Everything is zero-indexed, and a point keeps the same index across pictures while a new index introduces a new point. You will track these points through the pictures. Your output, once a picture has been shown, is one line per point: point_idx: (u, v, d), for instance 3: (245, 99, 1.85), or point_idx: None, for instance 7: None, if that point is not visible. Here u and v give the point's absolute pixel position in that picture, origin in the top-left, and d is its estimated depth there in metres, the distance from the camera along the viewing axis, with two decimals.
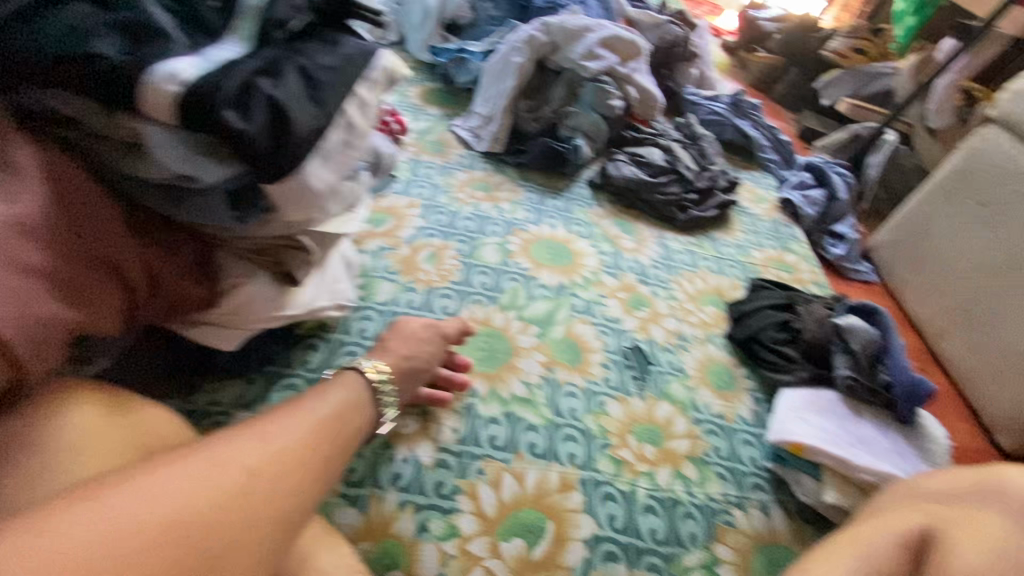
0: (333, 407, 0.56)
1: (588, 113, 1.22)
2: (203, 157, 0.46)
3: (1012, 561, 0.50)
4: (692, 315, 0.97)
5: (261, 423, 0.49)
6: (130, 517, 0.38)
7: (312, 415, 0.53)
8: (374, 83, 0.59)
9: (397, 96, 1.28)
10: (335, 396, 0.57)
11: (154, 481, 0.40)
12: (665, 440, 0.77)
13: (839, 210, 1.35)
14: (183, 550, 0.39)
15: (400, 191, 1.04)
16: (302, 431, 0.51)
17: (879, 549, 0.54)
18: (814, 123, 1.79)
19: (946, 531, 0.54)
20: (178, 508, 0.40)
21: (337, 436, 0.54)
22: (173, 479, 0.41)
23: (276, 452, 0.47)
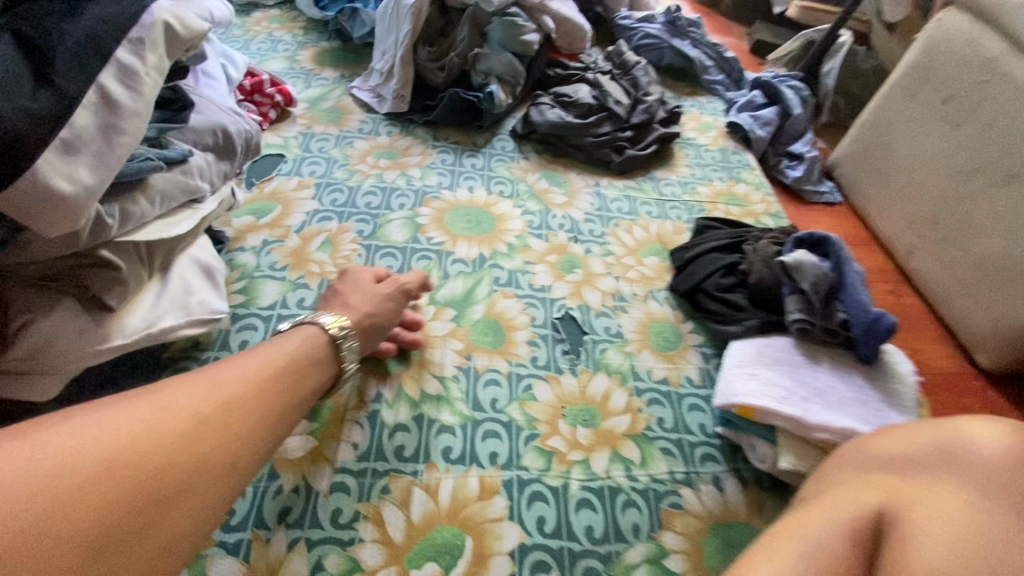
0: (292, 352, 0.53)
1: (500, 52, 1.06)
2: None
3: (983, 542, 0.41)
4: (631, 270, 0.87)
5: (212, 371, 0.47)
6: (72, 455, 0.35)
7: (271, 360, 0.51)
8: (142, 44, 0.45)
9: (286, 63, 1.14)
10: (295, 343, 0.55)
11: (98, 422, 0.38)
12: (602, 421, 0.68)
13: (794, 128, 1.22)
14: (132, 488, 0.36)
15: (288, 173, 0.91)
16: (258, 375, 0.48)
17: (826, 538, 0.45)
18: (766, 35, 1.64)
19: (906, 511, 0.45)
20: (87, 452, 0.35)
21: (291, 382, 0.51)
22: (117, 420, 0.38)
23: (236, 392, 0.46)
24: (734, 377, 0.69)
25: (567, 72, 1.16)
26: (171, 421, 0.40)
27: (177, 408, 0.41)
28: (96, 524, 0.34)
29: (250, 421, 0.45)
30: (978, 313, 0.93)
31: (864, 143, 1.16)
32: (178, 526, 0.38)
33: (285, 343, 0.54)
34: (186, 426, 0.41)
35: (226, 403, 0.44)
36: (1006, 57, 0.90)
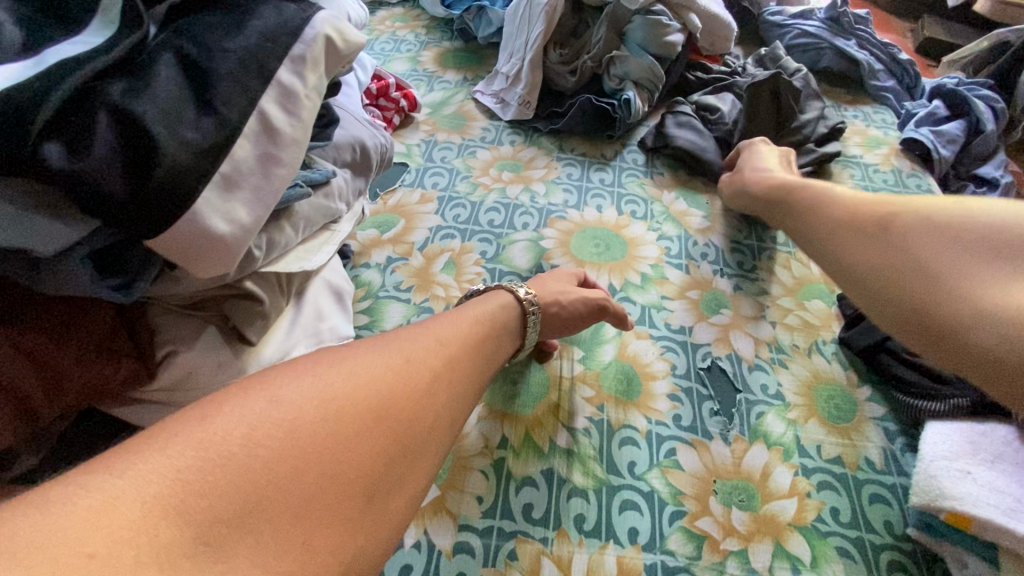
0: (486, 312, 0.56)
1: (640, 54, 0.95)
2: (31, 215, 0.31)
3: None
4: (790, 316, 0.74)
5: (427, 325, 0.50)
6: (339, 394, 0.38)
7: (467, 318, 0.54)
8: (303, 63, 0.40)
9: (409, 65, 1.10)
10: (487, 305, 0.58)
11: (350, 365, 0.41)
12: (761, 504, 0.58)
13: (985, 147, 1.02)
14: (388, 425, 0.39)
15: (411, 184, 0.87)
16: (462, 332, 0.51)
17: None
18: (940, 32, 1.39)
19: None
20: (349, 399, 0.38)
21: (491, 346, 0.53)
22: (365, 363, 0.42)
23: (453, 346, 0.49)
24: (939, 471, 0.55)
25: (709, 77, 1.03)
26: (411, 375, 0.43)
27: (413, 358, 0.44)
28: (369, 468, 0.37)
29: (468, 379, 0.48)
30: None
31: None
32: (422, 476, 0.41)
33: (482, 306, 0.57)
34: (423, 377, 0.43)
35: (450, 361, 0.47)
36: None
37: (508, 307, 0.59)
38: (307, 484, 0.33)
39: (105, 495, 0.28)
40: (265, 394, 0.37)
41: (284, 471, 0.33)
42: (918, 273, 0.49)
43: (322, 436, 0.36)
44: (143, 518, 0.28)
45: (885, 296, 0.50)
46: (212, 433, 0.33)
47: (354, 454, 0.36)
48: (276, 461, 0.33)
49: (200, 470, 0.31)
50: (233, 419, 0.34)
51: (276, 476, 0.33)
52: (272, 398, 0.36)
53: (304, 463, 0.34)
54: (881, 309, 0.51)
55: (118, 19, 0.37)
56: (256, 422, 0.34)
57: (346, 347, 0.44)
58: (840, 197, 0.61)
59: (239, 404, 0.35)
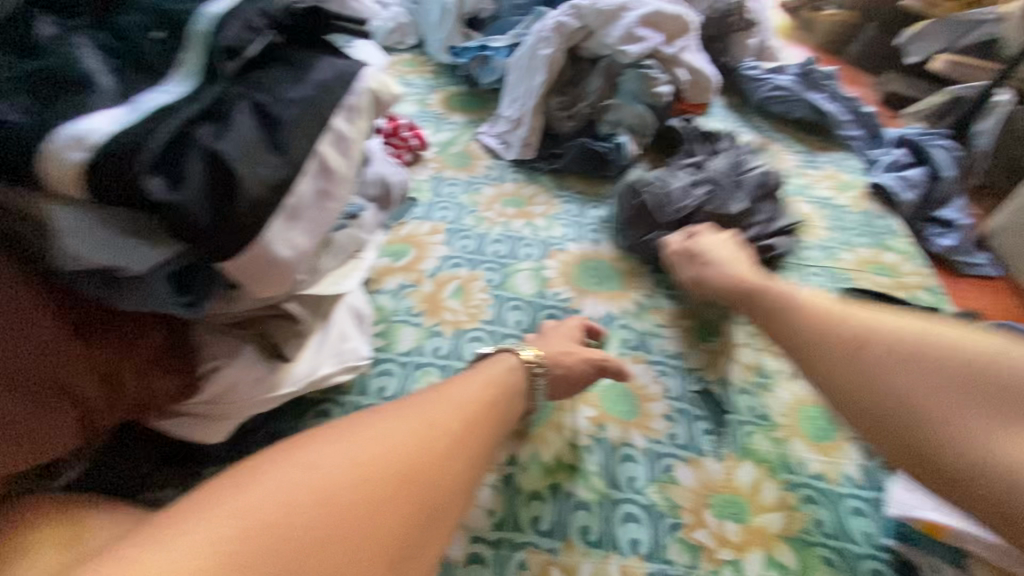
0: (497, 377, 0.60)
1: (632, 103, 1.04)
2: (129, 239, 0.36)
3: None
4: (773, 343, 0.80)
5: (447, 389, 0.55)
6: (364, 462, 0.45)
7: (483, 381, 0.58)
8: (356, 117, 0.48)
9: (417, 106, 1.19)
10: (499, 369, 0.61)
11: (371, 433, 0.47)
12: (752, 517, 0.62)
13: (944, 191, 1.12)
14: (404, 494, 0.45)
15: (421, 216, 0.93)
16: (476, 397, 0.55)
17: None
18: (902, 86, 1.52)
19: None
20: (370, 466, 0.45)
21: (500, 411, 0.56)
22: (383, 433, 0.47)
23: (468, 414, 0.53)
24: (913, 483, 0.61)
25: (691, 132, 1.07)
26: (424, 449, 0.48)
27: (430, 426, 0.50)
28: (380, 548, 0.42)
29: (481, 447, 0.52)
30: None
31: None
32: (429, 544, 0.46)
33: (493, 370, 0.61)
34: (438, 446, 0.49)
35: (462, 429, 0.51)
36: None
37: (514, 371, 0.63)
38: (343, 540, 0.41)
39: (182, 547, 0.36)
40: (302, 459, 0.44)
41: (308, 546, 0.39)
42: (912, 410, 0.52)
43: (343, 507, 0.42)
44: (202, 566, 0.35)
45: (891, 442, 0.53)
46: (254, 503, 0.40)
47: (366, 532, 0.42)
48: (310, 523, 0.40)
49: (243, 534, 0.38)
50: (277, 483, 0.42)
51: (304, 550, 0.39)
52: (303, 474, 0.42)
53: (327, 538, 0.40)
54: (882, 430, 0.54)
55: (199, 72, 0.43)
56: (292, 490, 0.41)
57: (369, 416, 0.49)
58: (807, 300, 0.64)
59: (280, 469, 0.43)
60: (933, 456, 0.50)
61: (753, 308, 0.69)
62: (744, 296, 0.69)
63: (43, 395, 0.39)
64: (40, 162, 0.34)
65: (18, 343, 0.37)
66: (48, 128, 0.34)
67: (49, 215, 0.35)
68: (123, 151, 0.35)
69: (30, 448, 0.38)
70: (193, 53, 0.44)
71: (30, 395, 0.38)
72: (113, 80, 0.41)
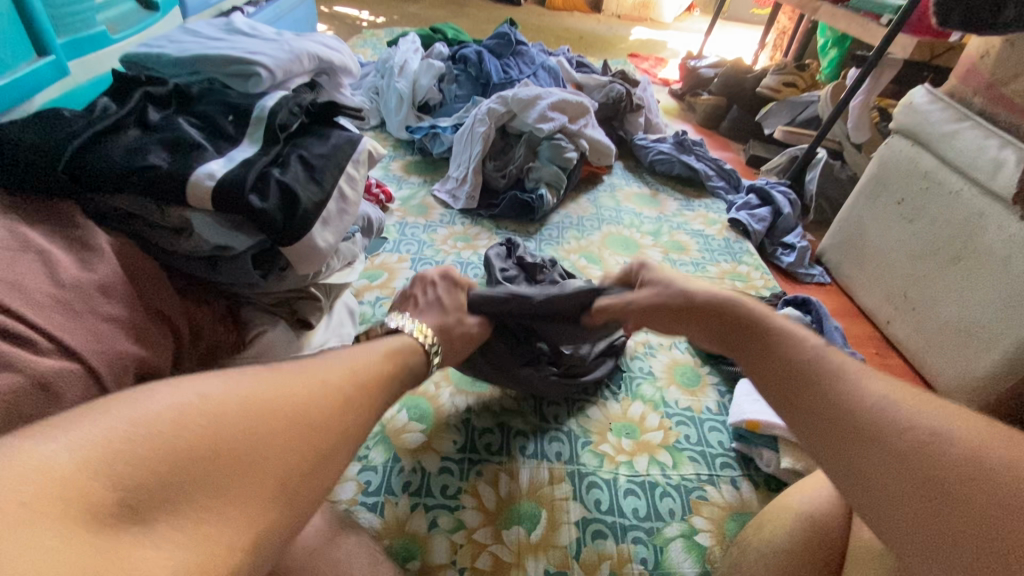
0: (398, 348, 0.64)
1: (548, 165, 1.39)
2: (234, 231, 0.62)
3: None
4: (657, 327, 1.10)
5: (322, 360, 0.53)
6: (253, 404, 0.43)
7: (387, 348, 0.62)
8: (359, 164, 0.75)
9: (381, 171, 1.49)
10: (395, 342, 0.64)
11: (250, 386, 0.44)
12: (640, 434, 0.88)
13: (787, 224, 1.49)
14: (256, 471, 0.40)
15: (391, 250, 1.20)
16: (376, 362, 0.58)
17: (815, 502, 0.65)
18: (760, 150, 1.98)
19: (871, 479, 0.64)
20: (268, 405, 0.44)
21: (386, 381, 0.57)
22: (266, 387, 0.45)
23: (361, 375, 0.54)
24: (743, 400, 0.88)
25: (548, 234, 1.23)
26: (325, 395, 0.48)
27: (326, 379, 0.50)
28: (272, 483, 0.41)
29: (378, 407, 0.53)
30: (948, 370, 1.12)
31: (842, 234, 1.42)
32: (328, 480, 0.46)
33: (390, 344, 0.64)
34: (342, 393, 0.50)
35: (357, 388, 0.52)
36: (939, 170, 1.17)
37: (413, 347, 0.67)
38: (237, 474, 0.39)
39: (48, 456, 0.33)
40: (191, 391, 0.41)
41: (210, 466, 0.38)
42: (870, 410, 0.44)
43: (241, 442, 0.40)
44: (76, 481, 0.33)
45: (821, 424, 0.46)
46: (143, 417, 0.37)
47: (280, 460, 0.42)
48: (203, 451, 0.38)
49: (137, 448, 0.36)
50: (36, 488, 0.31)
51: (206, 472, 0.38)
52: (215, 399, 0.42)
53: (239, 460, 0.40)
54: (821, 430, 0.46)
55: (261, 138, 0.69)
56: (91, 474, 0.33)
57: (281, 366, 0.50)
58: (830, 354, 0.51)
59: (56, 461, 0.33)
60: (935, 477, 0.38)
61: (708, 316, 0.66)
62: (741, 323, 0.61)
63: (163, 327, 0.60)
64: (186, 188, 0.59)
65: (158, 296, 0.60)
66: (188, 171, 0.59)
67: (189, 218, 0.61)
68: (233, 183, 0.60)
69: (158, 368, 0.58)
70: (256, 127, 0.70)
71: (161, 329, 0.59)
72: (209, 143, 0.67)
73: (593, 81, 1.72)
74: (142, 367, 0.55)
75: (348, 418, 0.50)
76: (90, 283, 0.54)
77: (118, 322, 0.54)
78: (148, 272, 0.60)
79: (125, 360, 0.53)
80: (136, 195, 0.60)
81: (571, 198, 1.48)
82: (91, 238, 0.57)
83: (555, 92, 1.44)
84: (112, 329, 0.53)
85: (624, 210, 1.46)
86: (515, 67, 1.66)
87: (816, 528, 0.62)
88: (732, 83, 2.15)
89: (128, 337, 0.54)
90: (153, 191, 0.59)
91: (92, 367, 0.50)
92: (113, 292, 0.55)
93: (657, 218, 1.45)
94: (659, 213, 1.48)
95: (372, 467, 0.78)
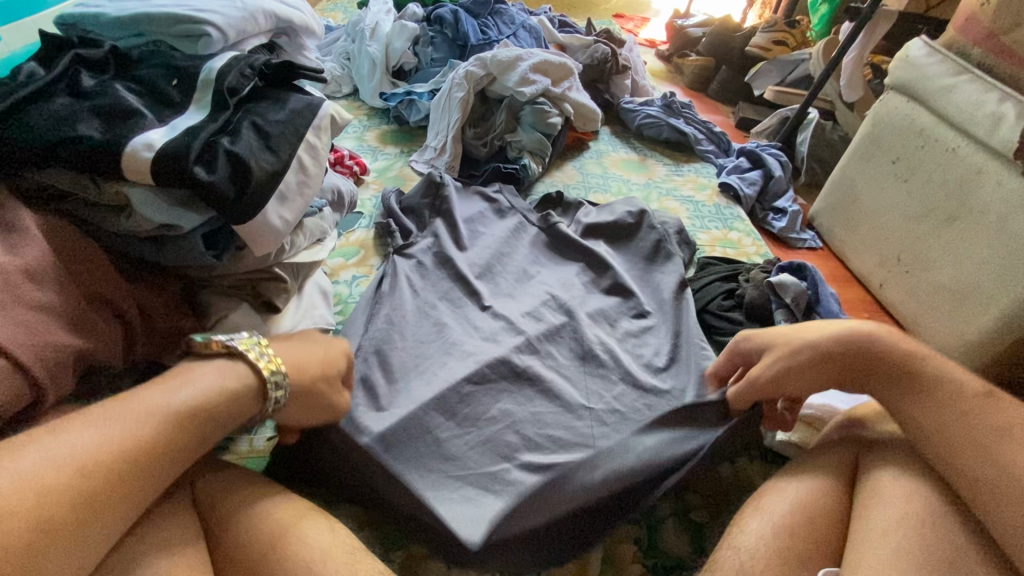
0: (199, 384, 0.51)
1: (531, 133, 1.34)
2: (179, 207, 0.57)
3: (935, 473, 0.59)
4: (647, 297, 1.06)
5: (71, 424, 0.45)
6: (68, 463, 0.43)
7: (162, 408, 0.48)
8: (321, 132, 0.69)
9: (355, 142, 1.41)
10: (206, 376, 0.53)
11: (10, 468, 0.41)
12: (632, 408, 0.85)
13: (778, 186, 1.46)
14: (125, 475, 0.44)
15: (366, 225, 1.14)
16: (124, 427, 0.46)
17: (816, 477, 0.62)
18: (750, 112, 1.89)
19: (873, 454, 0.62)
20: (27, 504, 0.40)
21: (134, 444, 0.45)
22: (99, 425, 0.45)
23: (131, 443, 0.45)
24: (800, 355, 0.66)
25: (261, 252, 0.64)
26: (131, 453, 0.45)
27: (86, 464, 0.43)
28: (116, 499, 0.44)
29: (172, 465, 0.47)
30: (943, 332, 1.11)
31: (836, 198, 1.38)
32: (99, 533, 0.43)
33: (218, 377, 0.53)
34: (106, 468, 0.44)
35: (165, 426, 0.48)
36: (937, 127, 1.14)
37: (240, 381, 0.54)
38: None
39: (43, 471, 0.42)
40: (17, 460, 0.41)
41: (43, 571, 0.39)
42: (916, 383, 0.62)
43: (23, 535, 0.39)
44: None
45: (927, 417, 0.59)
46: (80, 454, 0.43)
47: (136, 481, 0.45)
48: (83, 482, 0.42)
49: (59, 479, 0.42)
50: None
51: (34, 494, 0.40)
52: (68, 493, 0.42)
53: (97, 507, 0.43)
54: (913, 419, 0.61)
55: (209, 103, 0.62)
56: None
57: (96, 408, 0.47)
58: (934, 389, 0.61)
59: None
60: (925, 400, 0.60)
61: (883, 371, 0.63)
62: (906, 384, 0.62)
63: (108, 313, 0.54)
64: (121, 160, 0.53)
65: (100, 279, 0.54)
66: (122, 141, 0.53)
67: (126, 194, 0.55)
68: (175, 153, 0.54)
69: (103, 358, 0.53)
70: (203, 92, 0.63)
71: (104, 315, 0.54)
72: (150, 111, 0.60)
73: (577, 40, 1.65)
74: (80, 357, 0.50)
75: (115, 472, 0.44)
76: (14, 267, 0.47)
77: (49, 308, 0.48)
78: (86, 251, 0.54)
79: (62, 352, 0.48)
80: (65, 169, 0.54)
81: (556, 166, 1.44)
82: (15, 219, 0.50)
83: (536, 53, 1.39)
84: (44, 319, 0.48)
85: (612, 176, 1.43)
86: (493, 27, 1.57)
87: (816, 506, 0.59)
88: (720, 43, 2.06)
89: (62, 327, 0.49)
90: (86, 163, 0.54)
91: (20, 363, 0.44)
92: (44, 275, 0.49)
93: (645, 185, 1.41)
94: (647, 179, 1.44)
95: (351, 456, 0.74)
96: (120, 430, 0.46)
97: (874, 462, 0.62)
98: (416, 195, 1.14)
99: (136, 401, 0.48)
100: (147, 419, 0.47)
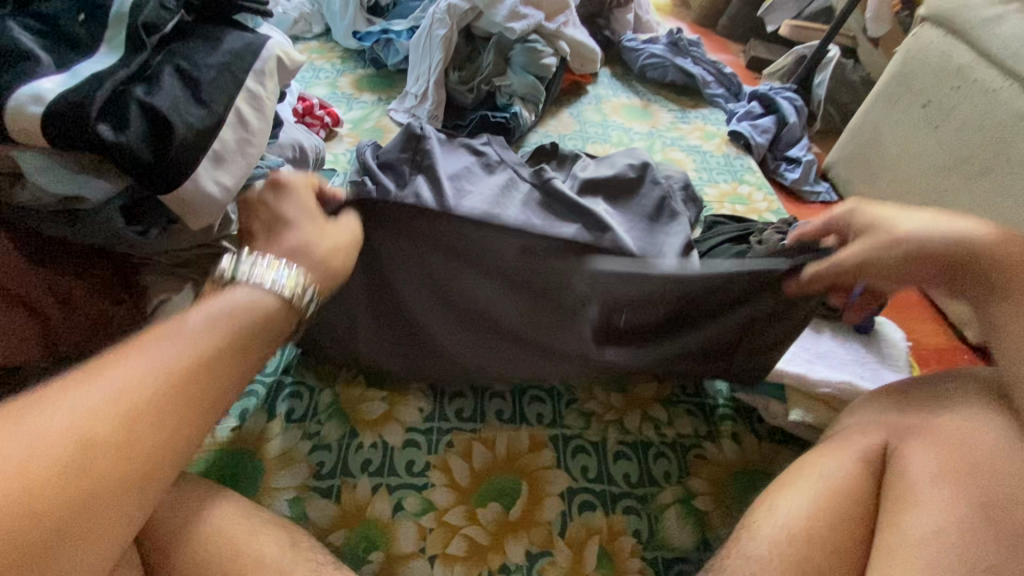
0: (223, 319, 0.45)
1: (523, 75, 1.20)
2: (87, 175, 0.47)
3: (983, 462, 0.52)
4: None
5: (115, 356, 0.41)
6: (114, 401, 0.38)
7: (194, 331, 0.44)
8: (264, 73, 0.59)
9: (328, 89, 1.28)
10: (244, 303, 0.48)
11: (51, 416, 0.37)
12: (631, 387, 0.78)
13: (792, 134, 1.34)
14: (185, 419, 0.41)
15: (341, 184, 1.03)
16: (174, 357, 0.42)
17: (838, 471, 0.55)
18: (763, 51, 1.73)
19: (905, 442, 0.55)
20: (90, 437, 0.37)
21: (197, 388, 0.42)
22: (142, 359, 0.41)
23: (184, 374, 0.41)
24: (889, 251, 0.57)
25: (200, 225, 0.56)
26: (183, 383, 0.41)
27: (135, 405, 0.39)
28: (177, 447, 0.41)
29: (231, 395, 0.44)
30: None
31: (857, 144, 1.26)
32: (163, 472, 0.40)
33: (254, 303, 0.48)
34: (158, 398, 0.40)
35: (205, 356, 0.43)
36: (976, 66, 1.02)
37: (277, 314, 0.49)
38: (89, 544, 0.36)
39: (84, 417, 0.37)
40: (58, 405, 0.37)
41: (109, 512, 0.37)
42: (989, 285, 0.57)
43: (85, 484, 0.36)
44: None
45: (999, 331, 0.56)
46: (127, 395, 0.39)
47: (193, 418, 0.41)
48: (130, 418, 0.38)
49: (112, 421, 0.38)
50: None
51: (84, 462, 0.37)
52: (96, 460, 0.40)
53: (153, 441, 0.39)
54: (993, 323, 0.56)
55: (122, 43, 0.51)
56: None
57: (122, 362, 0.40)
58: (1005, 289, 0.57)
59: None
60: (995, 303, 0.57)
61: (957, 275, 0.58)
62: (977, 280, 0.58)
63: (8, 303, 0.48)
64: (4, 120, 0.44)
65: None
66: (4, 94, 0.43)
67: (18, 163, 0.46)
68: (73, 105, 0.44)
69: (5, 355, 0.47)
70: (116, 30, 0.52)
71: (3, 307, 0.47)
72: (49, 54, 0.48)
73: None
74: None
75: (174, 418, 0.40)
76: None
77: None
78: None
79: None
80: None
81: (551, 114, 1.31)
82: None
83: None
84: None
85: (611, 125, 1.31)
86: None
87: (837, 505, 0.52)
88: None
89: None
90: None
91: None
92: None
93: (647, 133, 1.29)
94: (651, 127, 1.32)
95: (324, 445, 0.67)
96: (171, 356, 0.42)
97: (907, 451, 0.54)
98: (394, 149, 1.03)
99: (176, 325, 0.43)
100: (183, 344, 0.43)
